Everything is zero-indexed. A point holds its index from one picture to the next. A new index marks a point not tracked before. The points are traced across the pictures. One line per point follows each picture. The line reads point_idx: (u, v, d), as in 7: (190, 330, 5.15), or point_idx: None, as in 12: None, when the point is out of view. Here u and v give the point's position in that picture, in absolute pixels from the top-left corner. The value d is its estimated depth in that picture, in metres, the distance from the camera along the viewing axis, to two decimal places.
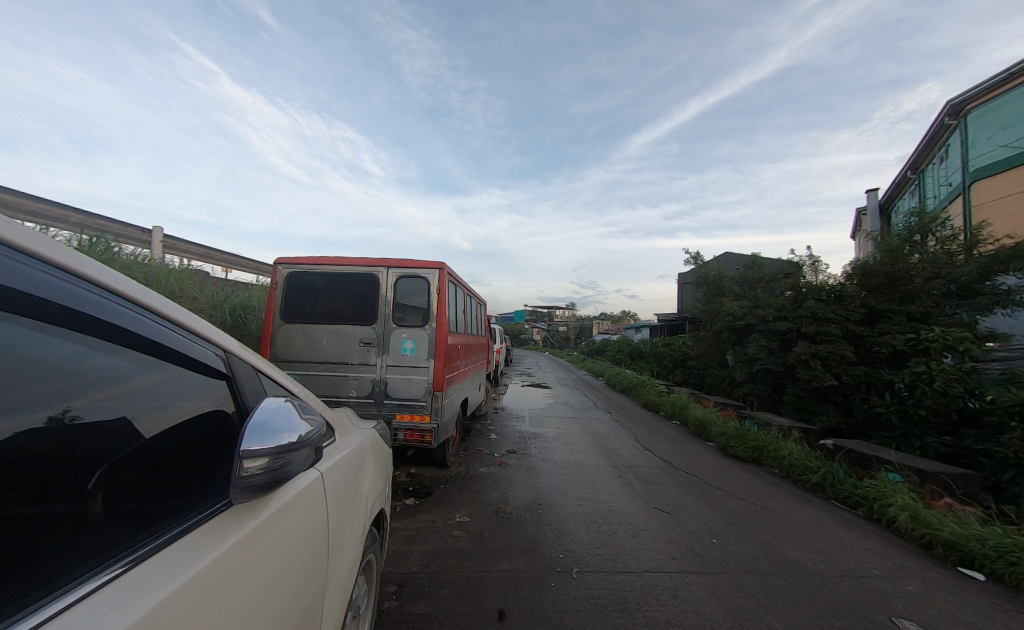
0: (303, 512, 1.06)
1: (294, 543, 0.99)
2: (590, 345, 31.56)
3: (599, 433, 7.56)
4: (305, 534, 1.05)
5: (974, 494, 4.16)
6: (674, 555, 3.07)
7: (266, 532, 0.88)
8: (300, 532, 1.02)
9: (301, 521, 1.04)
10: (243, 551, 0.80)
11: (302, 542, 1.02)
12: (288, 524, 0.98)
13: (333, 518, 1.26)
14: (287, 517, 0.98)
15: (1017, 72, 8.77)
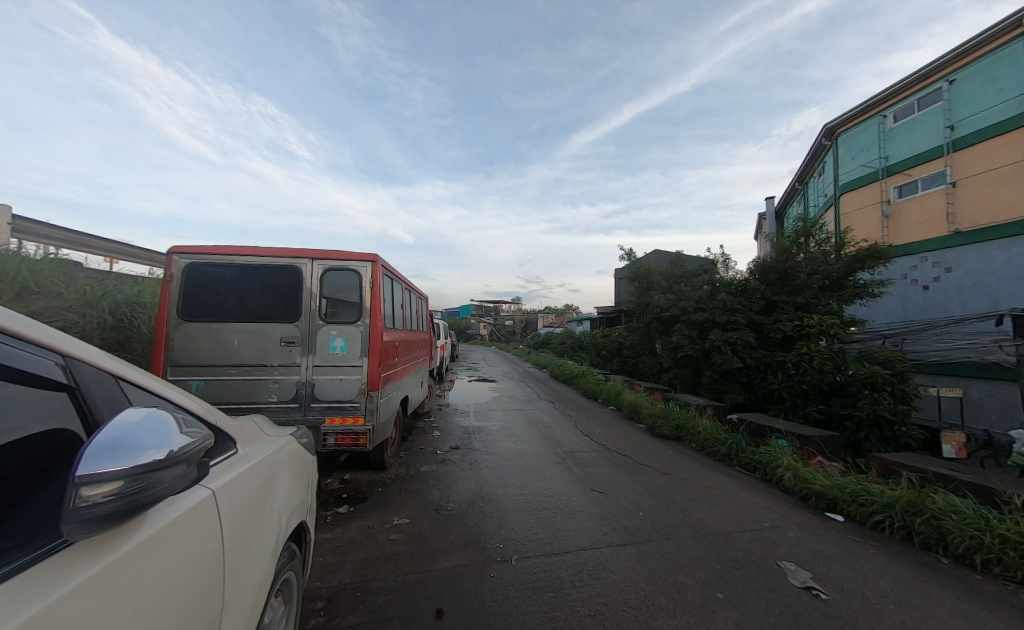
0: (186, 537, 0.92)
1: (177, 570, 0.87)
2: (535, 339, 32.40)
3: (541, 423, 7.79)
4: (189, 561, 0.92)
5: (838, 450, 5.08)
6: (606, 530, 3.30)
7: (132, 565, 0.75)
8: (181, 562, 0.89)
9: (183, 548, 0.90)
10: (104, 585, 0.68)
11: (183, 572, 0.89)
12: (170, 546, 0.86)
13: (231, 539, 1.12)
14: (163, 546, 0.84)
15: (872, 105, 10.76)
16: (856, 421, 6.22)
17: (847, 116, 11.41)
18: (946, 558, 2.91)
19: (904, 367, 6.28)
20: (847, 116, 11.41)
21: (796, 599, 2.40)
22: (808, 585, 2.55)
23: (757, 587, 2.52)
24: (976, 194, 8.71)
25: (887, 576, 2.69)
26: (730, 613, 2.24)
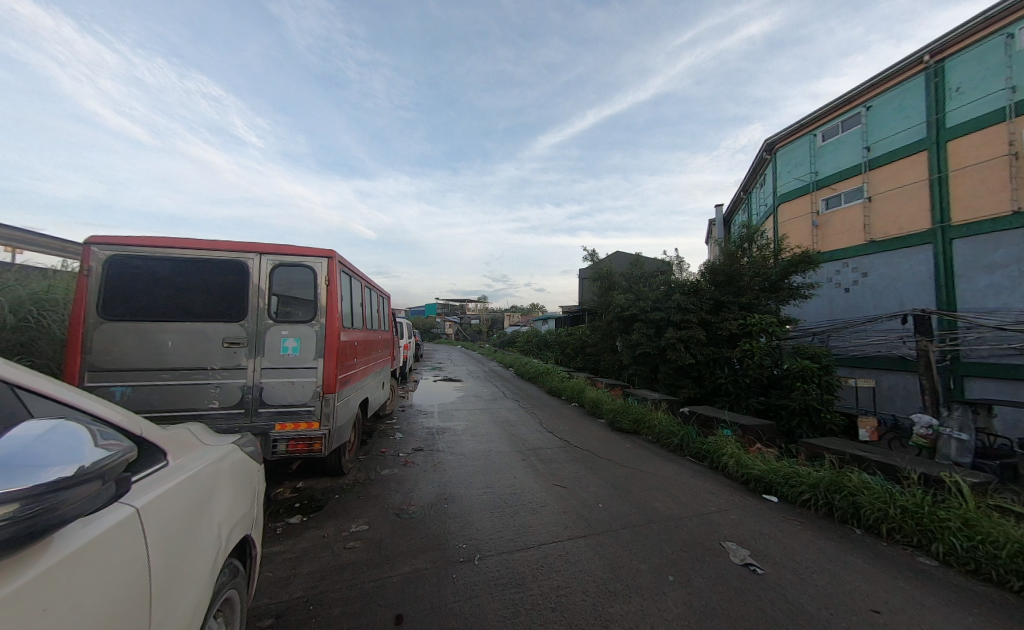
0: (105, 562, 0.83)
1: (95, 598, 0.78)
2: (501, 338, 32.48)
3: (507, 422, 7.83)
4: (109, 588, 0.83)
5: (774, 437, 5.60)
6: (567, 524, 3.39)
7: (41, 595, 0.66)
8: (99, 589, 0.80)
9: (101, 573, 0.82)
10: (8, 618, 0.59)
11: (102, 601, 0.80)
12: (88, 569, 0.78)
13: (160, 560, 1.03)
14: (78, 572, 0.75)
15: (805, 124, 11.90)
16: (790, 410, 6.90)
17: (785, 133, 12.54)
18: (859, 529, 3.31)
19: (829, 361, 7.04)
20: (785, 133, 12.54)
21: (737, 576, 2.61)
22: (747, 562, 2.78)
23: (704, 567, 2.71)
24: (886, 208, 9.92)
25: (812, 548, 3.00)
26: (680, 594, 2.39)
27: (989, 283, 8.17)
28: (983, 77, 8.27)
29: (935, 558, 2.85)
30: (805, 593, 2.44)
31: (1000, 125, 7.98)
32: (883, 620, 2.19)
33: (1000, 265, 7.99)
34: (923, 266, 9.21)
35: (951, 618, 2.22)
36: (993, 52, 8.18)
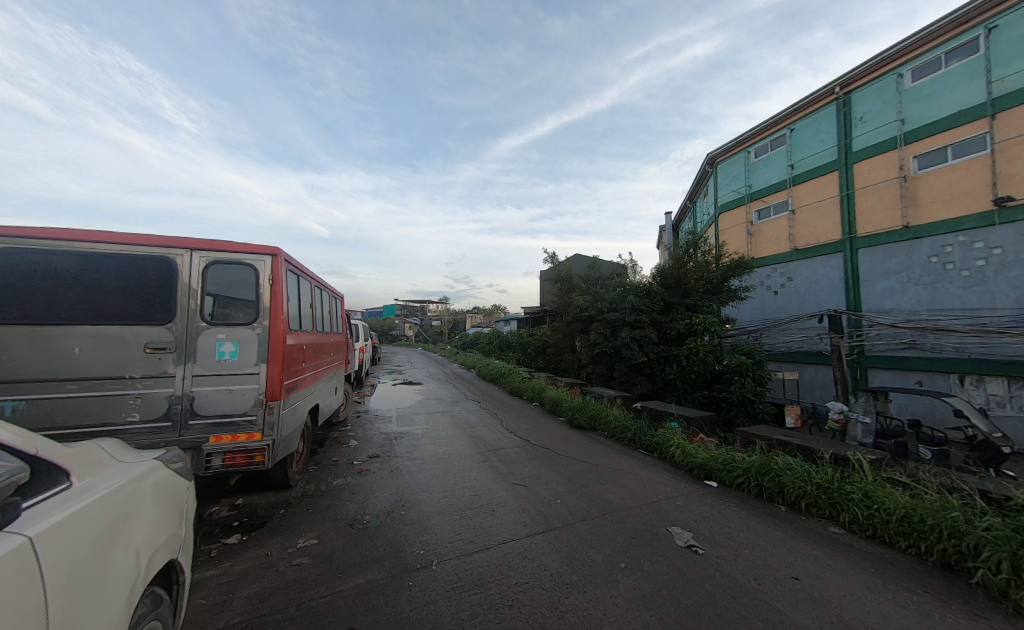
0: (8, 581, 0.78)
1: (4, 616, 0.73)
2: (463, 339, 32.18)
3: (467, 424, 7.77)
4: (15, 609, 0.77)
5: (714, 428, 6.09)
6: (526, 522, 3.45)
7: None
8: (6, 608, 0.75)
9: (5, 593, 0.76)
10: None
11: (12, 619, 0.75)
12: None
13: (69, 587, 0.94)
14: None
15: (741, 141, 13.10)
16: (729, 402, 7.59)
17: (724, 148, 13.71)
18: (784, 506, 3.71)
19: (761, 357, 7.82)
20: (724, 148, 13.71)
21: (680, 558, 2.81)
22: (689, 544, 3.01)
23: (652, 553, 2.89)
24: (806, 220, 11.20)
25: (744, 526, 3.33)
26: (630, 579, 2.53)
27: (885, 287, 9.50)
28: (880, 109, 9.62)
29: (843, 526, 3.27)
30: (737, 567, 2.69)
31: (892, 152, 9.33)
32: (801, 585, 2.47)
33: (893, 271, 9.33)
34: (835, 272, 10.51)
35: (853, 577, 2.57)
36: (887, 88, 9.55)
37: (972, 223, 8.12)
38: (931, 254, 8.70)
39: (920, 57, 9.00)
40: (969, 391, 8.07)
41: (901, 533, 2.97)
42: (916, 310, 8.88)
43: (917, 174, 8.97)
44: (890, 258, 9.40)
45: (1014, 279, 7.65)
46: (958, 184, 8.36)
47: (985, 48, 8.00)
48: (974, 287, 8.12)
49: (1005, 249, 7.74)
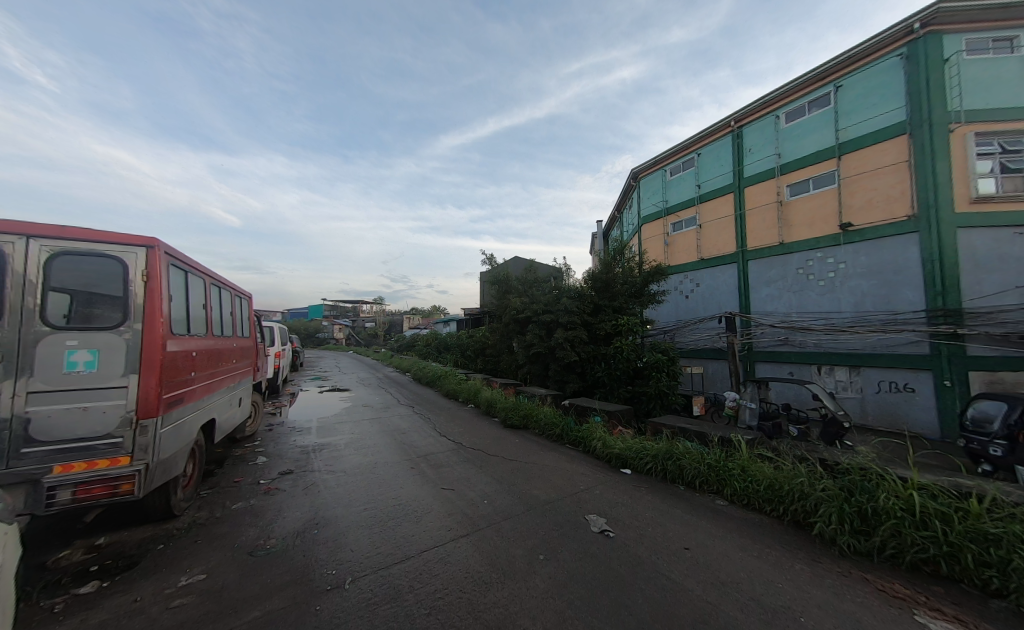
0: None
1: None
2: (399, 342, 30.78)
3: (398, 430, 7.44)
4: None
5: (631, 419, 6.68)
6: (451, 526, 3.42)
7: None
8: None
9: None
10: None
11: None
12: None
13: None
14: None
15: (659, 160, 14.58)
16: (649, 395, 8.41)
17: (645, 165, 15.12)
18: (683, 486, 4.20)
19: (674, 353, 8.78)
20: (645, 165, 15.12)
21: (595, 542, 3.02)
22: (603, 529, 3.24)
23: (569, 541, 3.05)
24: (709, 234, 12.86)
25: (650, 507, 3.70)
26: (547, 569, 2.64)
27: (767, 293, 11.30)
28: (763, 144, 11.44)
29: (727, 499, 3.82)
30: (641, 544, 2.98)
31: (772, 180, 11.15)
32: (690, 554, 2.83)
33: (772, 280, 11.13)
34: (731, 280, 12.22)
35: (730, 541, 3.00)
36: (767, 127, 11.39)
37: (826, 243, 10.04)
38: (798, 266, 10.57)
39: (790, 104, 10.91)
40: (824, 378, 9.97)
41: (766, 500, 3.55)
42: (789, 313, 10.72)
43: (789, 200, 10.84)
44: (770, 269, 11.21)
45: (852, 288, 9.61)
46: (816, 210, 10.26)
47: (834, 102, 9.97)
48: (826, 294, 10.02)
49: (846, 264, 9.71)
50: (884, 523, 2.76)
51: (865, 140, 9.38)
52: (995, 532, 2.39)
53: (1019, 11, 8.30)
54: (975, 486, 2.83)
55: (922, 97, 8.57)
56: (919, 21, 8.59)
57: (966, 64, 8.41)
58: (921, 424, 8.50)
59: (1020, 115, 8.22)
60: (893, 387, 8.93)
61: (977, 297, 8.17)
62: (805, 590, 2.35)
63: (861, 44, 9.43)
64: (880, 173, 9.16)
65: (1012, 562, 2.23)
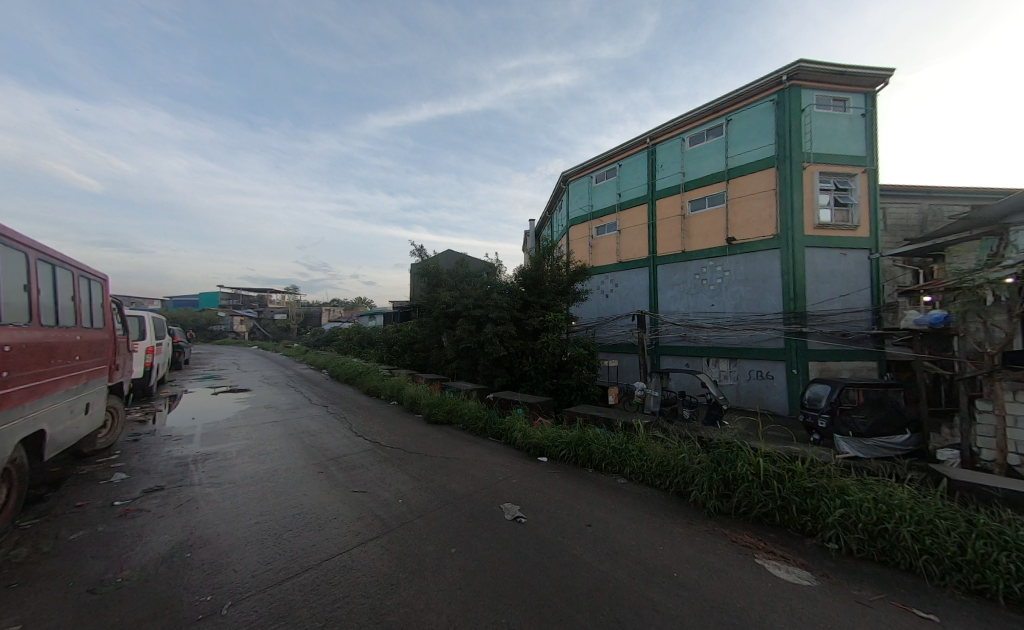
0: None
1: None
2: (316, 336, 28.01)
3: (306, 432, 6.74)
4: None
5: (550, 410, 7.04)
6: (359, 530, 3.20)
7: None
8: None
9: None
10: None
11: None
12: None
13: None
14: None
15: (586, 166, 15.49)
16: (571, 386, 8.99)
17: (574, 169, 15.95)
18: (591, 469, 4.56)
19: (594, 348, 9.43)
20: (574, 169, 15.94)
21: (507, 529, 3.12)
22: (515, 516, 3.36)
23: (483, 531, 3.11)
24: (627, 239, 14.10)
25: (560, 491, 3.93)
26: (457, 562, 2.62)
27: (670, 294, 12.80)
28: (671, 162, 12.86)
29: (626, 477, 4.26)
30: (549, 526, 3.15)
31: (677, 195, 12.62)
32: (591, 529, 3.08)
33: (675, 283, 12.65)
34: (644, 281, 13.59)
35: (625, 514, 3.35)
36: (675, 147, 12.83)
37: (715, 253, 11.74)
38: (695, 272, 12.19)
39: (693, 129, 12.45)
40: (710, 369, 11.70)
41: (656, 476, 4.03)
42: (687, 312, 12.30)
43: (690, 214, 12.40)
44: (674, 274, 12.71)
45: (734, 293, 11.39)
46: (710, 225, 11.91)
47: (725, 133, 11.66)
48: (715, 297, 11.73)
49: (730, 272, 11.47)
50: (740, 487, 3.33)
51: (746, 168, 11.15)
52: (810, 486, 3.07)
53: (850, 79, 10.59)
54: (800, 451, 3.58)
55: (787, 138, 10.46)
56: (786, 74, 10.46)
57: (816, 116, 10.50)
58: (776, 404, 10.48)
59: (847, 161, 10.55)
60: (758, 375, 10.85)
61: (816, 303, 10.33)
62: (681, 549, 2.73)
63: (746, 86, 11.15)
64: (756, 198, 10.99)
65: (821, 509, 2.92)
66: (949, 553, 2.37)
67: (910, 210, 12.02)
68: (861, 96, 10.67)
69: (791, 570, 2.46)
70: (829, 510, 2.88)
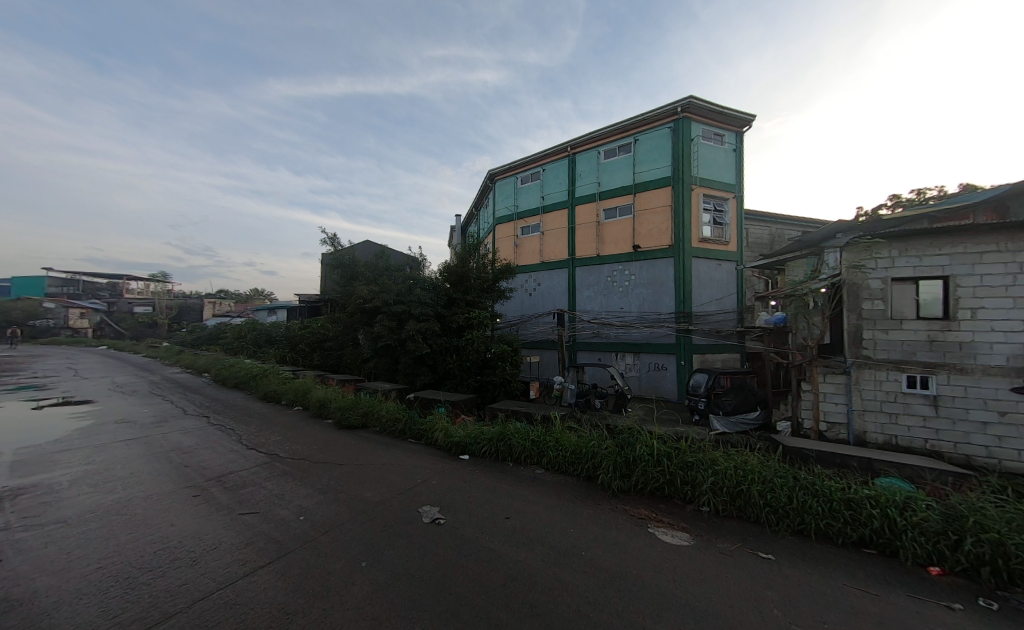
0: None
1: None
2: (195, 333, 23.45)
3: (178, 450, 5.59)
4: None
5: (473, 407, 7.02)
6: (248, 558, 2.76)
7: None
8: None
9: None
10: None
11: None
12: None
13: None
14: None
15: (513, 167, 15.83)
16: (495, 382, 9.12)
17: (501, 169, 16.17)
18: (511, 463, 4.70)
19: (518, 344, 9.67)
20: (501, 169, 16.17)
21: (424, 533, 3.03)
22: (434, 518, 3.28)
23: (398, 538, 2.96)
24: (549, 241, 14.81)
25: (479, 488, 3.95)
26: (368, 575, 2.44)
27: (587, 294, 13.83)
28: (589, 172, 13.87)
29: (543, 467, 4.49)
30: (468, 525, 3.14)
31: (593, 203, 13.69)
32: (510, 522, 3.16)
33: (591, 285, 13.70)
34: (563, 282, 14.45)
35: (541, 503, 3.53)
36: (592, 158, 13.87)
37: (624, 259, 13.06)
38: (608, 275, 13.37)
39: (607, 144, 13.59)
40: (618, 362, 12.98)
41: (570, 464, 4.32)
42: (600, 311, 13.44)
43: (604, 222, 13.55)
44: (590, 275, 13.77)
45: (638, 294, 12.81)
46: (621, 233, 13.18)
47: (634, 151, 13.00)
48: (623, 298, 13.04)
49: (635, 276, 12.86)
50: (637, 466, 3.75)
51: (650, 184, 12.60)
52: (690, 459, 3.61)
53: (727, 118, 12.68)
54: (683, 432, 4.18)
55: (681, 162, 12.10)
56: (681, 106, 12.07)
57: (702, 146, 12.36)
58: (668, 391, 12.11)
59: (723, 188, 12.67)
60: (655, 367, 12.40)
61: (699, 305, 12.20)
62: (588, 529, 2.97)
63: (650, 111, 12.55)
64: (656, 212, 12.51)
65: (697, 479, 3.46)
66: (782, 504, 3.04)
67: (764, 231, 14.98)
68: (733, 134, 12.88)
69: (676, 535, 2.86)
70: (703, 480, 3.42)
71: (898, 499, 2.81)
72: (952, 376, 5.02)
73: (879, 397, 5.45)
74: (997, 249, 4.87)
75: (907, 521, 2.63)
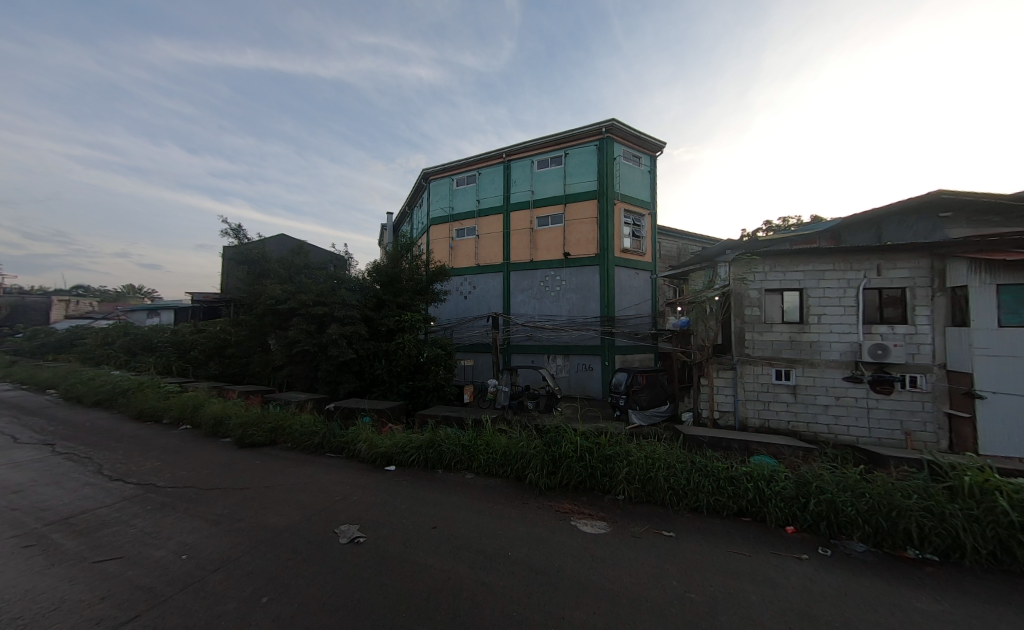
0: None
1: None
2: (35, 339, 18.40)
3: (1, 491, 4.30)
4: None
5: (401, 415, 6.66)
6: (103, 614, 2.22)
7: None
8: None
9: None
10: None
11: None
12: None
13: None
14: None
15: (448, 168, 15.62)
16: (427, 388, 8.79)
17: (436, 169, 15.84)
18: (440, 470, 4.57)
19: (451, 348, 9.47)
20: (436, 169, 15.83)
21: (341, 555, 2.77)
22: (353, 538, 3.02)
23: (309, 564, 2.66)
24: (484, 245, 14.86)
25: (405, 499, 3.74)
26: (269, 611, 2.14)
27: (521, 299, 14.16)
28: (523, 179, 14.29)
29: (474, 471, 4.44)
30: (392, 540, 2.95)
31: (527, 211, 14.12)
32: (436, 531, 3.06)
33: (525, 288, 14.06)
34: (498, 286, 14.60)
35: (469, 508, 3.48)
36: (526, 167, 14.34)
37: (555, 265, 13.68)
38: (541, 279, 13.87)
39: (540, 154, 14.16)
40: (550, 364, 13.52)
41: (500, 466, 4.34)
42: (533, 315, 13.89)
43: (537, 229, 14.05)
44: (524, 280, 14.13)
45: (568, 299, 13.50)
46: (552, 240, 13.80)
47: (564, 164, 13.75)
48: (554, 302, 13.64)
49: (566, 282, 13.56)
50: (563, 463, 3.92)
51: (578, 196, 13.43)
52: (609, 453, 3.89)
53: (643, 142, 14.13)
54: (604, 427, 4.48)
55: (605, 177, 13.11)
56: (605, 127, 13.10)
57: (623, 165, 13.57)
58: (594, 390, 12.96)
59: (641, 204, 14.03)
60: (583, 367, 13.17)
61: (621, 310, 13.31)
62: (515, 529, 3.01)
63: (578, 128, 13.41)
64: (584, 222, 13.36)
65: (614, 471, 3.74)
66: (682, 486, 3.44)
67: (673, 246, 17.01)
68: (649, 157, 14.36)
69: (594, 524, 3.05)
70: (619, 471, 3.70)
71: (766, 473, 3.35)
72: (805, 369, 6.23)
73: (756, 388, 6.51)
74: (834, 268, 6.16)
75: (772, 491, 3.16)
